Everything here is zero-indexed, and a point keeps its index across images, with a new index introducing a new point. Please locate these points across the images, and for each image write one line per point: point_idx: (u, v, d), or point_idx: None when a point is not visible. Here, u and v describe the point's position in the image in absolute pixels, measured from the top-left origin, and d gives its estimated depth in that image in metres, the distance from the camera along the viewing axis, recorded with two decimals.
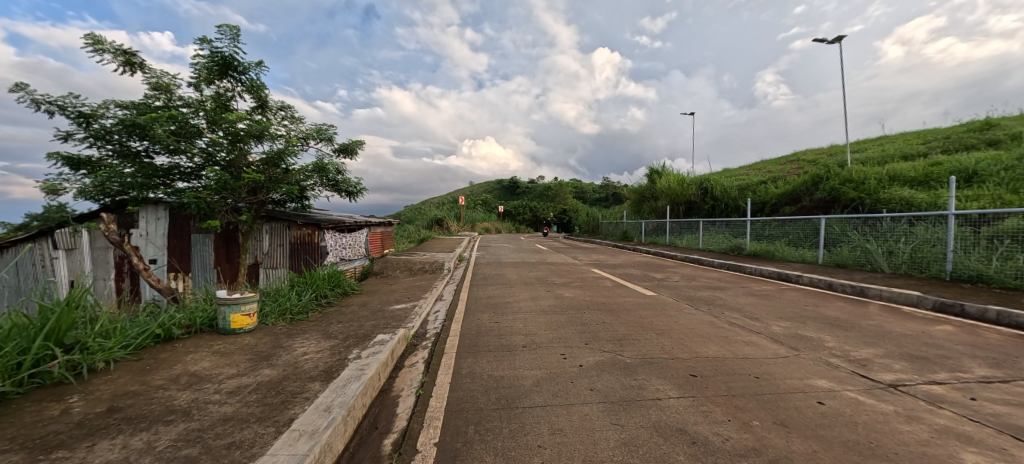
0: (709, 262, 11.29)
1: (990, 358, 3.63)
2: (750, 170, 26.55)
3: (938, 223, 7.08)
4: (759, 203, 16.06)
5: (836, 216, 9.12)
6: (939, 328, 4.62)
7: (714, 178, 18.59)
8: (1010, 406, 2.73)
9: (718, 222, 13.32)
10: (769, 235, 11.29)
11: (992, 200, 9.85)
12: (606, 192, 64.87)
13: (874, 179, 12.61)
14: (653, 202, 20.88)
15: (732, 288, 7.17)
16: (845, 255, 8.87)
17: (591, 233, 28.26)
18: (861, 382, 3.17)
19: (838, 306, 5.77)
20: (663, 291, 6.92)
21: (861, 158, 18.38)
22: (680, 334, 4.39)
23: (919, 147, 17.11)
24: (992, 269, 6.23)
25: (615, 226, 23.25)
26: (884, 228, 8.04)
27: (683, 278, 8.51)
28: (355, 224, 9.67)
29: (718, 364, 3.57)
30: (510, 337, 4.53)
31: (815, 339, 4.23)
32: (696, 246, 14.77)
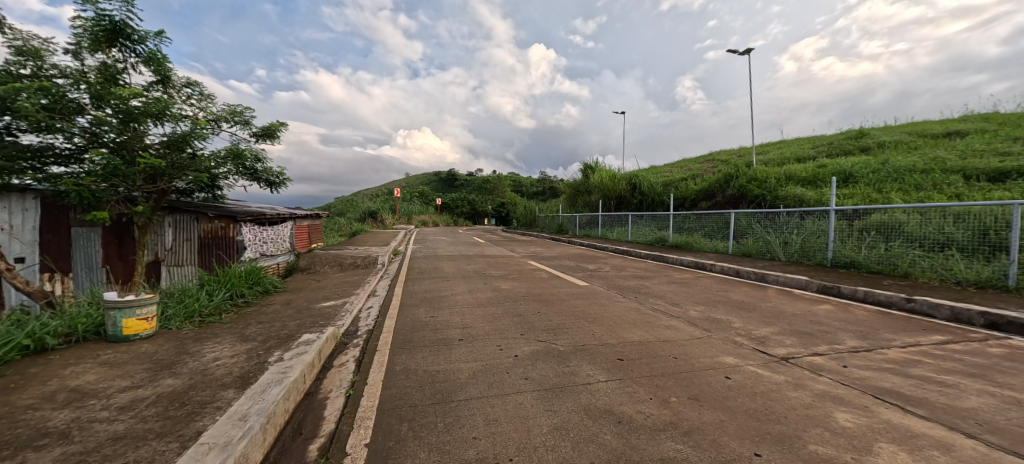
0: (636, 252, 12.03)
1: (857, 331, 4.30)
2: (672, 168, 28.80)
3: (822, 217, 8.18)
4: (680, 198, 17.48)
5: (742, 211, 10.12)
6: (822, 307, 5.36)
7: (641, 174, 19.83)
8: (872, 371, 3.27)
9: (645, 215, 14.20)
10: (688, 228, 12.28)
11: (863, 197, 11.62)
12: (544, 187, 66.58)
13: (774, 178, 14.30)
14: (586, 196, 21.87)
15: (656, 277, 7.69)
16: (750, 245, 9.93)
17: (528, 226, 28.80)
18: (760, 356, 3.58)
19: (744, 291, 6.46)
20: (594, 281, 7.27)
21: (764, 159, 20.62)
22: (610, 321, 4.63)
23: (809, 151, 19.69)
24: (860, 257, 7.37)
25: (551, 219, 24.00)
26: (781, 221, 9.10)
27: (613, 269, 9.02)
28: (278, 216, 8.91)
29: (643, 347, 3.80)
30: (447, 331, 4.45)
31: (724, 321, 4.68)
32: (624, 238, 15.73)
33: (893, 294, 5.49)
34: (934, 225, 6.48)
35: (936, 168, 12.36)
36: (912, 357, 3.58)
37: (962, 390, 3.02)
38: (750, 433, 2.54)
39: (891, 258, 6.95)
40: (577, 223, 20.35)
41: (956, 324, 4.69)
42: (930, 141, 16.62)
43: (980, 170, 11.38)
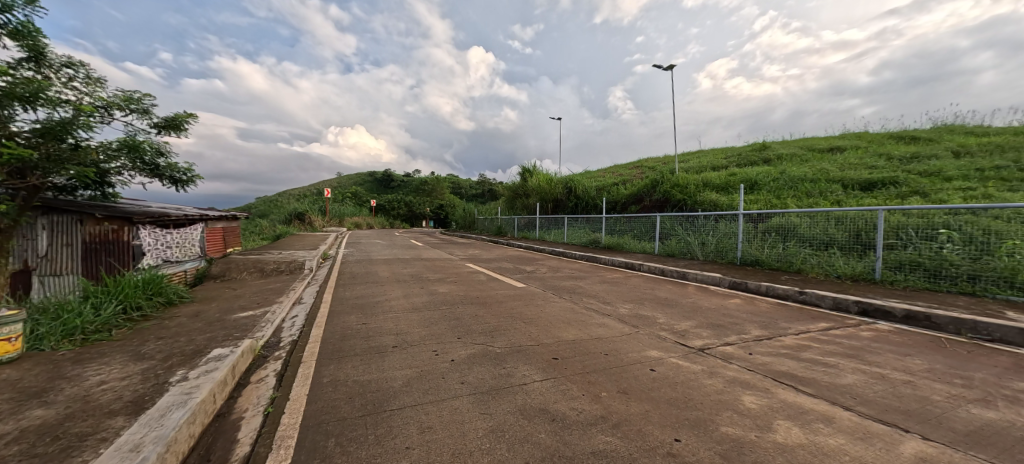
0: (572, 254, 12.49)
1: (761, 321, 4.83)
2: (604, 173, 30.40)
3: (732, 220, 9.09)
4: (612, 202, 18.48)
5: (666, 214, 10.91)
6: (733, 301, 5.95)
7: (576, 178, 20.67)
8: (773, 357, 3.69)
9: (580, 218, 14.81)
10: (619, 230, 12.99)
11: (765, 203, 13.13)
12: (483, 189, 66.81)
13: (693, 184, 15.66)
14: (524, 199, 22.31)
15: (590, 277, 8.02)
16: (673, 246, 10.76)
17: (468, 229, 28.63)
18: (680, 349, 3.87)
19: (668, 288, 6.97)
20: (531, 282, 7.41)
21: (685, 167, 22.48)
22: (545, 321, 4.73)
23: (722, 161, 21.87)
24: (763, 255, 8.30)
25: (490, 222, 24.14)
26: (699, 223, 9.98)
27: (550, 270, 9.27)
28: (186, 218, 7.97)
29: (577, 345, 3.94)
30: (380, 338, 4.26)
31: (650, 317, 5.00)
32: (560, 240, 16.27)
33: (790, 288, 6.25)
34: (820, 227, 7.52)
35: (821, 178, 14.34)
36: (804, 342, 4.10)
37: (841, 369, 3.51)
38: (671, 419, 2.74)
39: (788, 257, 7.91)
40: (516, 225, 20.64)
41: (837, 312, 5.46)
42: (816, 154, 19.26)
43: (854, 181, 13.39)
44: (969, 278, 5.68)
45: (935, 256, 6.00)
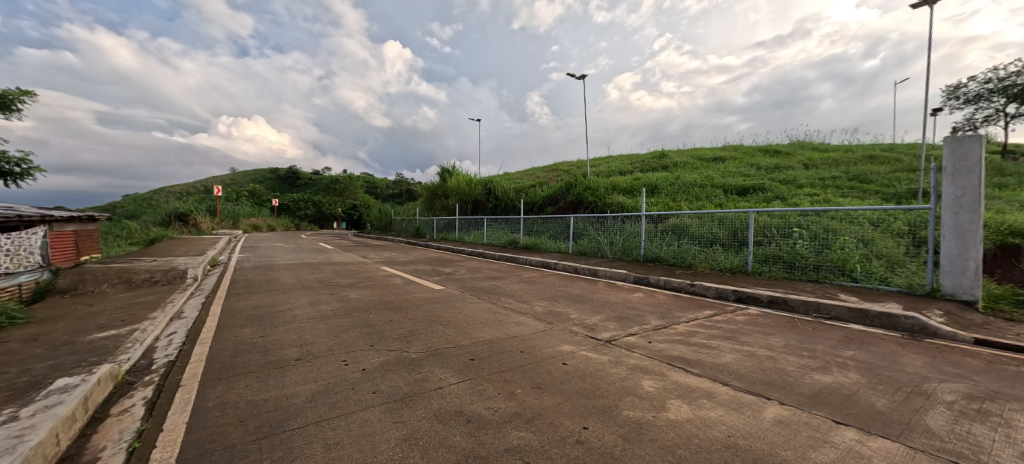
0: (491, 254, 12.65)
1: (659, 312, 5.36)
2: (522, 175, 31.28)
3: (636, 221, 9.96)
4: (530, 203, 19.10)
5: (580, 215, 11.59)
6: (636, 295, 6.51)
7: (495, 180, 20.97)
8: (668, 343, 4.12)
9: (499, 219, 15.06)
10: (536, 230, 13.49)
11: (663, 205, 14.62)
12: (402, 189, 64.49)
13: (602, 188, 16.85)
14: (444, 199, 22.07)
15: (508, 277, 8.19)
16: (585, 245, 11.44)
17: (385, 230, 27.41)
18: (590, 341, 4.13)
19: (580, 285, 7.40)
20: (449, 284, 7.34)
21: (596, 171, 24.09)
22: (463, 323, 4.71)
23: (628, 166, 23.87)
24: (662, 252, 9.21)
25: (408, 223, 23.43)
26: (608, 224, 10.75)
27: (469, 271, 9.27)
28: (18, 219, 6.42)
29: (494, 344, 3.98)
30: (279, 352, 3.86)
31: (563, 313, 5.26)
32: (480, 241, 16.40)
33: (683, 281, 7.03)
34: (707, 227, 8.60)
35: (706, 184, 16.40)
36: (692, 328, 4.64)
37: (721, 350, 4.05)
38: (580, 409, 2.91)
39: (681, 253, 8.88)
40: (436, 226, 20.29)
41: (719, 301, 6.27)
42: (703, 163, 21.98)
43: (732, 186, 15.53)
44: (814, 268, 6.90)
45: (791, 250, 7.17)
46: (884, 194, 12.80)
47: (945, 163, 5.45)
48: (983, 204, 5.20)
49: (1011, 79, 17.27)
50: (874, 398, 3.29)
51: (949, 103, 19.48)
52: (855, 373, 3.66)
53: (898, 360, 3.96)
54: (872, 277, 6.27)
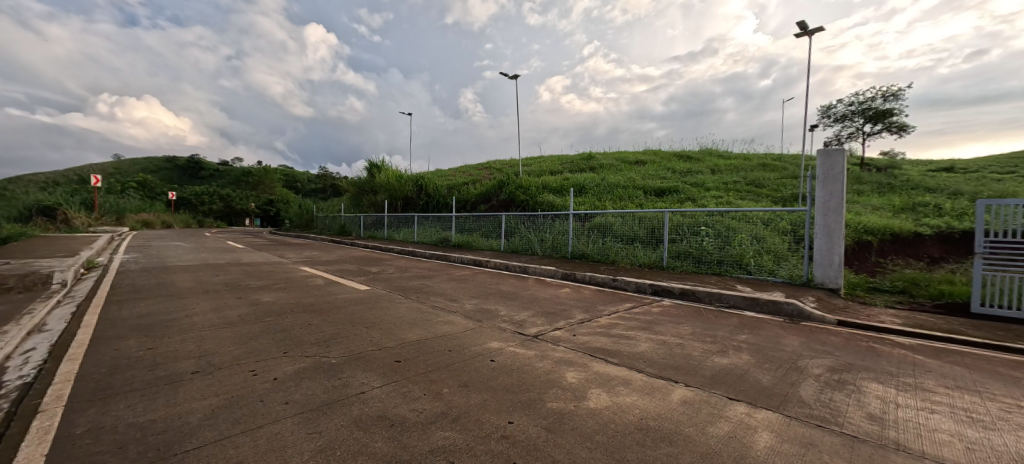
0: (423, 253, 12.38)
1: (583, 306, 5.65)
2: (455, 172, 30.98)
3: (564, 220, 10.36)
4: (462, 201, 18.99)
5: (511, 213, 11.77)
6: (563, 291, 6.79)
7: (427, 177, 20.57)
8: (590, 336, 4.36)
9: (430, 216, 14.80)
10: (468, 228, 13.46)
11: (589, 205, 15.39)
12: (328, 183, 60.56)
13: (534, 187, 17.30)
14: (372, 196, 21.16)
15: (438, 276, 8.07)
16: (516, 243, 11.63)
17: (306, 228, 25.56)
18: (518, 337, 4.23)
19: (511, 282, 7.53)
20: (376, 284, 7.06)
21: (528, 171, 24.65)
22: (389, 324, 4.56)
23: (558, 167, 24.75)
24: (588, 249, 9.68)
25: (332, 220, 22.08)
26: (539, 222, 11.05)
27: (397, 270, 8.98)
28: None
29: (422, 344, 3.92)
30: (173, 366, 3.43)
31: (493, 310, 5.33)
32: (410, 239, 15.98)
33: (606, 276, 7.47)
34: (628, 225, 9.20)
35: (629, 185, 17.57)
36: (613, 321, 4.96)
37: (637, 339, 4.37)
38: (506, 404, 2.96)
39: (605, 250, 9.40)
40: (364, 223, 19.35)
41: (638, 294, 6.76)
42: (627, 165, 23.50)
43: (651, 188, 16.81)
44: (718, 262, 7.70)
45: (699, 247, 7.93)
46: (773, 197, 14.70)
47: (818, 171, 6.41)
48: (844, 207, 6.21)
49: (869, 102, 20.77)
50: (761, 375, 3.78)
51: (822, 121, 22.90)
52: (746, 355, 4.17)
53: (780, 341, 4.58)
54: (763, 270, 7.16)
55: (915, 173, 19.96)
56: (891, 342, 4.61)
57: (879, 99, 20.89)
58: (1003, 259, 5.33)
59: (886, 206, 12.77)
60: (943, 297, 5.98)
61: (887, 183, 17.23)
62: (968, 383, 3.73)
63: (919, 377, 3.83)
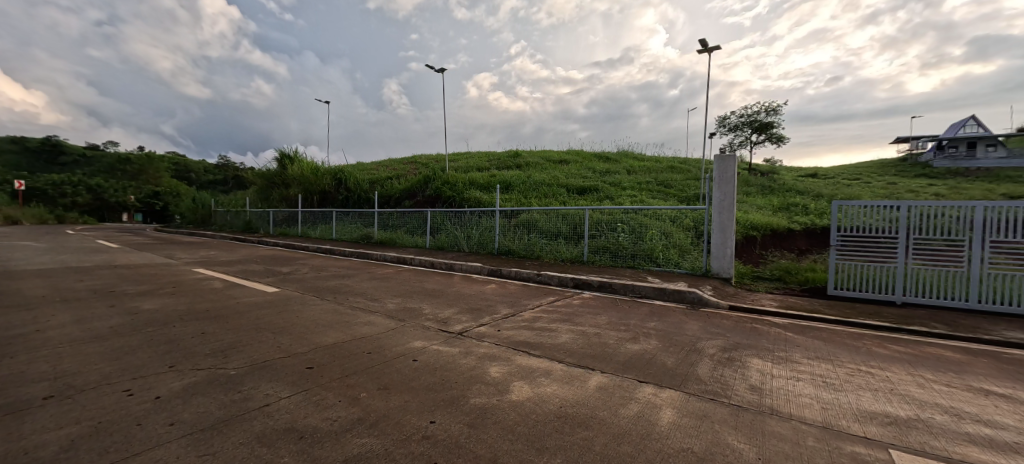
0: (342, 251, 11.69)
1: (508, 301, 5.78)
2: (378, 165, 29.62)
3: (491, 216, 10.47)
4: (386, 196, 18.25)
5: (438, 209, 11.58)
6: (489, 286, 6.88)
7: (347, 170, 19.49)
8: (514, 330, 4.49)
9: (351, 212, 14.02)
10: (392, 225, 12.99)
11: (515, 202, 15.74)
12: (233, 173, 54.28)
13: (461, 183, 17.22)
14: (283, 189, 19.55)
15: (359, 275, 7.69)
16: (442, 239, 11.45)
17: (203, 224, 22.75)
18: (442, 335, 4.22)
19: (436, 280, 7.44)
20: (287, 286, 6.52)
21: (456, 167, 24.42)
22: (302, 328, 4.25)
23: (485, 163, 24.90)
24: (514, 245, 9.88)
25: (235, 216, 19.90)
26: (465, 219, 11.02)
27: (312, 270, 8.37)
28: None
29: (337, 348, 3.71)
30: (15, 391, 2.82)
31: (416, 309, 5.22)
32: (328, 236, 15.01)
33: (532, 271, 7.70)
34: (552, 222, 9.55)
35: (553, 183, 18.24)
36: (536, 314, 5.15)
37: (558, 331, 4.59)
38: (428, 404, 2.91)
39: (531, 246, 9.67)
40: (274, 220, 17.69)
41: (561, 288, 7.08)
42: (552, 164, 24.34)
43: (573, 186, 17.65)
44: (632, 256, 8.32)
45: (616, 242, 8.50)
46: (678, 197, 16.30)
47: (715, 174, 7.23)
48: (734, 206, 7.11)
49: (754, 115, 23.95)
50: (666, 358, 4.19)
51: (719, 130, 25.79)
52: (654, 340, 4.58)
53: (682, 326, 5.11)
54: (670, 262, 7.91)
55: (788, 178, 23.43)
56: (769, 322, 5.38)
57: (762, 113, 24.08)
58: (849, 250, 6.50)
59: (766, 206, 14.82)
60: (808, 283, 7.11)
61: (768, 185, 19.97)
62: (823, 353, 4.49)
63: (789, 351, 4.52)
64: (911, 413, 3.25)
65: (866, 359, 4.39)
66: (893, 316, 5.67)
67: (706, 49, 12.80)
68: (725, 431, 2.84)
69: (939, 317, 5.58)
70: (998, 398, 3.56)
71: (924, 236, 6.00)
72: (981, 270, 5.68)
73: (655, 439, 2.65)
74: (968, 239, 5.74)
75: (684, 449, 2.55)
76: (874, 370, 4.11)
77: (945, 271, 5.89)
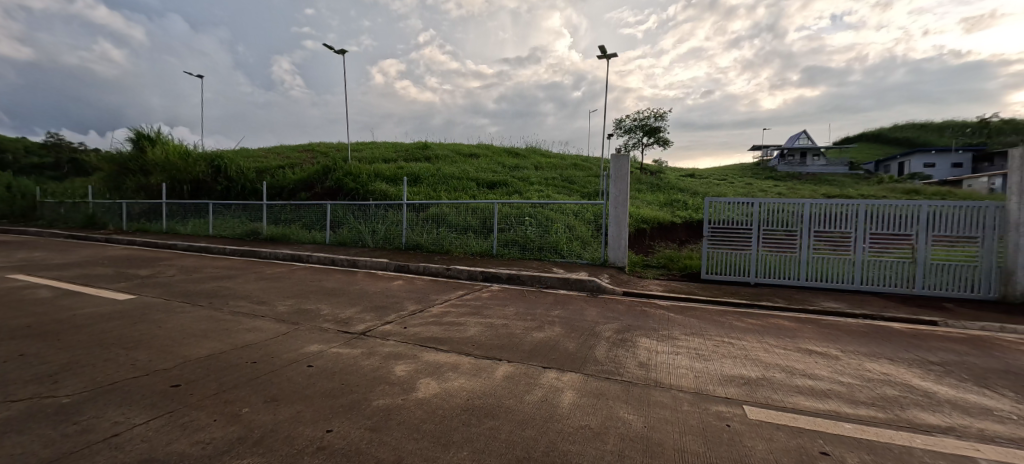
0: (222, 249, 10.30)
1: (415, 297, 5.69)
2: (267, 152, 26.56)
3: (398, 210, 10.11)
4: (277, 187, 16.51)
5: (339, 202, 10.83)
6: (396, 283, 6.69)
7: (227, 157, 17.26)
8: (421, 327, 4.48)
9: (233, 204, 12.42)
10: (285, 219, 11.84)
11: (424, 195, 15.42)
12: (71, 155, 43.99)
13: (365, 174, 16.31)
14: (142, 178, 16.96)
15: (243, 276, 6.88)
16: (344, 235, 10.72)
17: (21, 218, 18.17)
18: (342, 337, 4.03)
19: (336, 278, 6.99)
20: (147, 291, 5.58)
21: (358, 157, 23.02)
22: (168, 341, 3.69)
23: (393, 154, 23.91)
24: (423, 240, 9.67)
25: (71, 208, 16.26)
26: (370, 212, 10.48)
27: (182, 272, 7.26)
28: None
29: (211, 361, 3.29)
30: None
31: (312, 310, 4.86)
32: (204, 232, 13.10)
33: (441, 266, 7.66)
34: (461, 216, 9.54)
35: (463, 177, 18.23)
36: (445, 309, 5.18)
37: (466, 325, 4.67)
38: (324, 412, 2.70)
39: (440, 240, 9.55)
40: (129, 213, 14.86)
41: (471, 281, 7.15)
42: (463, 157, 24.27)
43: (483, 180, 17.85)
44: (539, 248, 8.69)
45: (524, 235, 8.81)
46: (581, 192, 17.48)
47: (612, 171, 7.90)
48: (628, 202, 7.87)
49: (646, 119, 26.63)
50: (567, 342, 4.51)
51: (616, 131, 28.14)
52: (557, 327, 4.90)
53: (583, 313, 5.52)
54: (572, 253, 8.45)
55: (672, 177, 26.52)
56: (655, 305, 6.08)
57: (651, 118, 26.86)
58: (717, 240, 7.60)
59: (654, 201, 16.62)
60: (687, 269, 8.16)
61: (655, 183, 22.36)
62: (696, 329, 5.22)
63: (670, 329, 5.17)
64: (760, 374, 3.94)
65: (728, 331, 5.21)
66: (748, 294, 6.82)
67: (605, 56, 13.83)
68: (617, 406, 3.15)
69: (780, 294, 6.84)
70: (818, 356, 4.50)
71: (770, 228, 7.30)
72: (806, 255, 7.11)
73: (557, 421, 2.83)
74: (800, 230, 7.13)
75: (583, 426, 2.78)
76: (734, 341, 4.90)
77: (784, 256, 7.23)
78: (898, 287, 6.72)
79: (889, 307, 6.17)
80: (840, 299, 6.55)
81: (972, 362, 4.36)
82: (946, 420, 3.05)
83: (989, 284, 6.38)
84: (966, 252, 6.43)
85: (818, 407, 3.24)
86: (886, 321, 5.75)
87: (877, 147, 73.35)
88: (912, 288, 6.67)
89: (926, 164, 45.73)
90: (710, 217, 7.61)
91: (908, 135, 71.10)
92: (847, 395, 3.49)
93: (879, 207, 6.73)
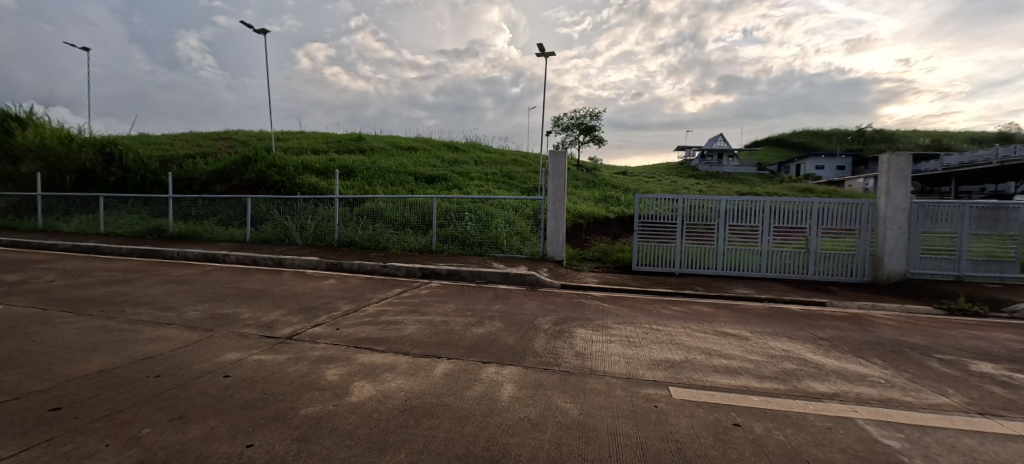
0: (117, 248, 9.04)
1: (348, 296, 5.45)
2: (173, 140, 23.67)
3: (329, 205, 9.54)
4: (186, 180, 14.78)
5: (261, 197, 9.99)
6: (327, 282, 6.34)
7: (121, 143, 15.08)
8: (355, 327, 4.31)
9: (131, 198, 10.95)
10: (196, 215, 10.67)
11: (359, 189, 14.73)
12: None
13: (291, 166, 15.16)
14: (7, 166, 14.29)
15: (146, 279, 6.12)
16: (267, 232, 9.90)
17: None
18: (266, 342, 3.76)
19: (258, 278, 6.46)
20: (15, 300, 4.75)
21: (283, 147, 21.36)
22: (45, 357, 3.19)
23: (324, 145, 22.50)
24: (357, 236, 9.24)
25: None
26: (298, 207, 9.78)
27: (64, 276, 6.27)
28: None
29: (100, 379, 2.90)
30: None
31: (230, 315, 4.46)
32: (92, 230, 11.38)
33: (377, 264, 7.39)
34: (398, 212, 9.22)
35: (401, 171, 17.67)
36: (381, 308, 5.03)
37: (404, 323, 4.58)
38: (243, 425, 2.51)
39: (376, 236, 9.18)
40: None
41: (409, 278, 6.99)
42: (400, 150, 23.53)
43: (422, 174, 17.45)
44: (479, 244, 8.70)
45: (464, 230, 8.77)
46: (521, 187, 17.79)
47: (550, 168, 8.12)
48: (565, 197, 8.14)
49: (582, 118, 27.64)
50: (507, 336, 4.60)
51: (554, 129, 28.90)
52: (497, 322, 4.96)
53: (522, 307, 5.65)
54: (512, 248, 8.56)
55: (605, 174, 27.85)
56: (590, 296, 6.39)
57: (587, 117, 27.93)
58: (647, 234, 8.12)
59: (589, 197, 17.36)
60: (619, 261, 8.64)
61: (591, 180, 23.33)
62: (628, 318, 5.57)
63: (604, 319, 5.47)
64: (684, 357, 4.31)
65: (656, 319, 5.62)
66: (673, 284, 7.39)
67: (545, 53, 14.07)
68: (554, 395, 3.28)
69: (700, 282, 7.51)
70: (732, 337, 5.02)
71: (692, 223, 7.95)
72: (722, 247, 7.85)
73: (497, 415, 2.89)
74: (716, 224, 7.85)
75: (522, 418, 2.85)
76: (661, 327, 5.31)
77: (704, 248, 7.93)
78: (795, 273, 7.66)
79: (788, 292, 7.04)
80: (750, 286, 7.35)
81: (851, 336, 5.13)
82: (832, 387, 3.57)
83: (864, 268, 7.50)
84: (848, 242, 7.50)
85: (730, 384, 3.62)
86: (786, 304, 6.57)
87: (780, 149, 82.94)
88: (806, 273, 7.64)
89: (819, 167, 52.54)
90: (640, 212, 8.12)
91: (805, 140, 81.06)
92: (754, 371, 3.94)
93: (781, 204, 7.63)
